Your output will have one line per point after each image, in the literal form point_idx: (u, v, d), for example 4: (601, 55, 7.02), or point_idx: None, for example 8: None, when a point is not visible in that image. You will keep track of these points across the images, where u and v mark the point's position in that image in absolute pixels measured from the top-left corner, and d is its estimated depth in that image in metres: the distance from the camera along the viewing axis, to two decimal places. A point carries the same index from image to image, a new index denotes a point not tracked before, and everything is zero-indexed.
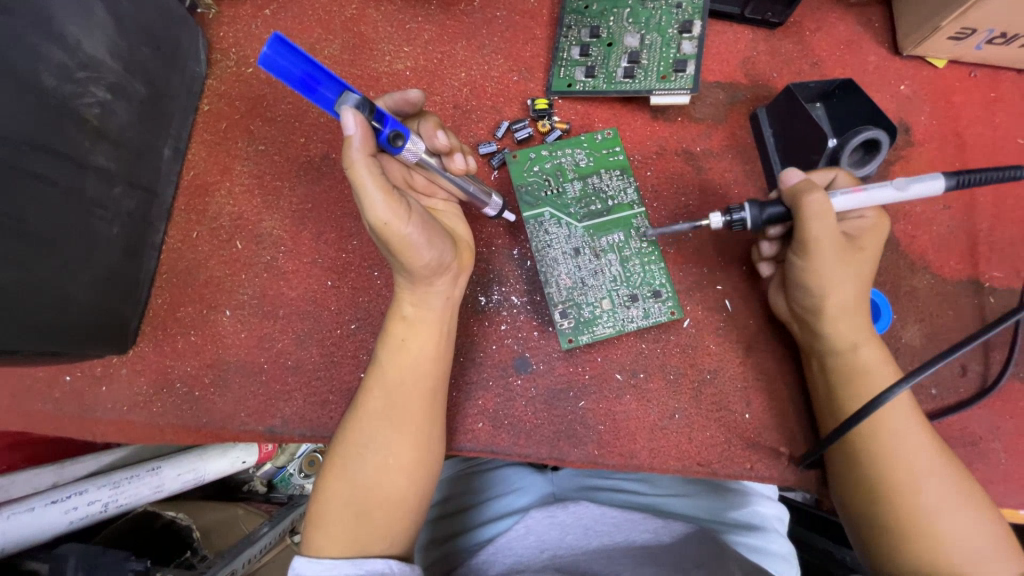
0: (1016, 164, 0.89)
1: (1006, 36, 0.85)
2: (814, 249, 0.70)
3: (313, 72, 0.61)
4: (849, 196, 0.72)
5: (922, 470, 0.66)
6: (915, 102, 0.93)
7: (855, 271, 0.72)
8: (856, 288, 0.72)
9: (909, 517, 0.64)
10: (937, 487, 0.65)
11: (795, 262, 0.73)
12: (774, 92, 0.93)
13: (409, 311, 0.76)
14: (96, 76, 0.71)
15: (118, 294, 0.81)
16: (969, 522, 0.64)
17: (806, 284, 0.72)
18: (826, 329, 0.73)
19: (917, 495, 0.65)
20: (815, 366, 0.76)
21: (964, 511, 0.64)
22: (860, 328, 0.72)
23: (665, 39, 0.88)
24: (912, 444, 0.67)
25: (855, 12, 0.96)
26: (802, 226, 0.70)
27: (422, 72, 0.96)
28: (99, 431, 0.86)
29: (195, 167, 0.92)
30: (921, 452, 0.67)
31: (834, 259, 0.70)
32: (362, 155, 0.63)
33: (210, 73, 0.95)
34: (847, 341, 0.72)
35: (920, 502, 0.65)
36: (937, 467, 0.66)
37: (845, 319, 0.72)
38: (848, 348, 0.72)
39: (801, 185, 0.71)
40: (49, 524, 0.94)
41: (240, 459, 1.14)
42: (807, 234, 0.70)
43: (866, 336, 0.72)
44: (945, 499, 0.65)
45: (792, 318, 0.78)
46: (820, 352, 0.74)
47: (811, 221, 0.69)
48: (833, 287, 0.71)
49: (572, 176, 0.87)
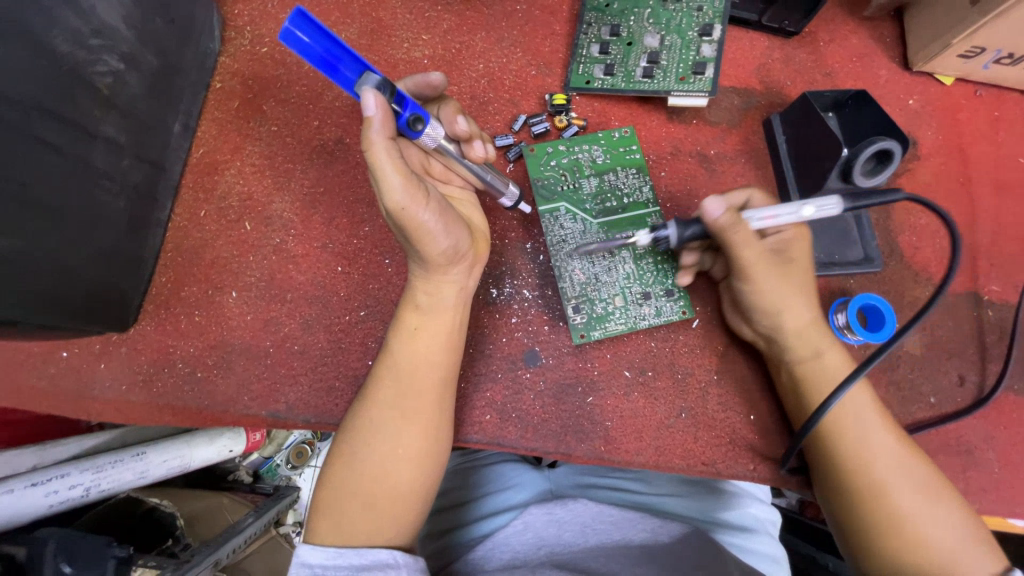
0: (1018, 183, 0.92)
1: (1013, 57, 0.87)
2: (753, 273, 0.72)
3: (333, 50, 0.61)
4: (761, 223, 0.74)
5: (893, 476, 0.67)
6: (923, 117, 0.95)
7: (799, 285, 0.74)
8: (806, 304, 0.74)
9: (881, 518, 0.66)
10: (911, 489, 0.66)
11: (741, 288, 0.75)
12: (788, 100, 0.95)
13: (422, 299, 0.75)
14: (109, 44, 0.69)
15: (119, 270, 0.79)
16: (942, 522, 0.65)
17: (759, 305, 0.74)
18: (789, 339, 0.74)
19: (889, 500, 0.66)
20: (784, 377, 0.77)
21: (941, 510, 0.66)
22: (820, 335, 0.74)
23: (685, 41, 0.89)
24: (879, 450, 0.68)
25: (868, 26, 0.98)
26: (733, 254, 0.72)
27: (440, 61, 0.95)
28: (94, 410, 0.84)
29: (205, 144, 0.91)
30: (889, 456, 0.68)
31: (773, 278, 0.73)
32: (382, 137, 0.62)
33: (223, 50, 0.93)
34: (809, 350, 0.74)
35: (893, 507, 0.66)
36: (909, 470, 0.68)
37: (807, 329, 0.74)
38: (810, 357, 0.74)
39: (725, 220, 0.70)
40: (27, 507, 0.91)
41: (226, 446, 1.12)
42: (739, 258, 0.72)
43: (828, 339, 0.74)
44: (919, 501, 0.66)
45: (756, 338, 0.79)
46: (787, 362, 0.76)
47: (741, 250, 0.71)
48: (786, 304, 0.73)
49: (589, 172, 0.87)
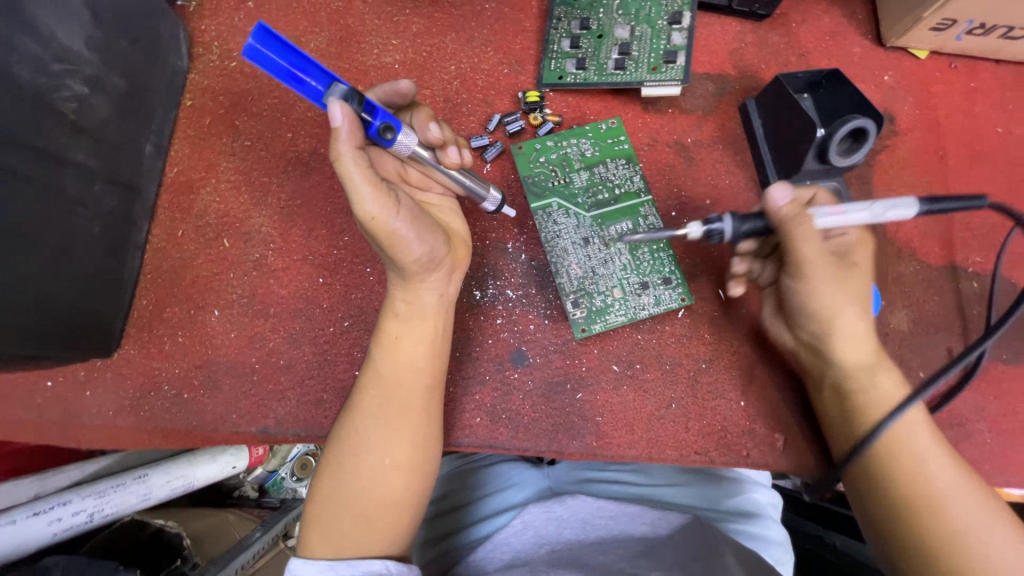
0: (997, 152, 0.91)
1: (984, 27, 0.87)
2: (806, 270, 0.69)
3: (301, 64, 0.61)
4: (829, 218, 0.71)
5: (945, 488, 0.63)
6: (899, 92, 0.94)
7: (856, 291, 0.71)
8: (862, 311, 0.71)
9: (939, 536, 0.61)
10: (967, 504, 0.62)
11: (792, 288, 0.72)
12: (762, 84, 0.94)
13: (401, 307, 0.74)
14: (72, 68, 0.68)
15: (100, 294, 0.78)
16: (1002, 540, 0.61)
17: (807, 309, 0.71)
18: (836, 351, 0.71)
19: (941, 514, 0.62)
20: (827, 394, 0.73)
21: (998, 525, 0.61)
22: (872, 353, 0.71)
23: (655, 31, 0.88)
24: (929, 460, 0.66)
25: (839, 4, 0.98)
26: (792, 250, 0.69)
27: (411, 65, 0.95)
28: (82, 438, 0.83)
29: (179, 163, 0.90)
30: (940, 465, 0.65)
31: (828, 280, 0.70)
32: (349, 147, 0.61)
33: (191, 67, 0.93)
34: (862, 366, 0.71)
35: (946, 517, 0.62)
36: (961, 481, 0.64)
37: (859, 341, 0.71)
38: (862, 374, 0.70)
39: (789, 210, 0.68)
40: (32, 536, 0.91)
41: (230, 463, 1.11)
42: (799, 253, 0.69)
43: (877, 356, 0.71)
44: (975, 512, 0.62)
45: (797, 346, 0.77)
46: (830, 377, 0.73)
47: (802, 245, 0.68)
48: (841, 309, 0.70)
49: (579, 166, 0.87)
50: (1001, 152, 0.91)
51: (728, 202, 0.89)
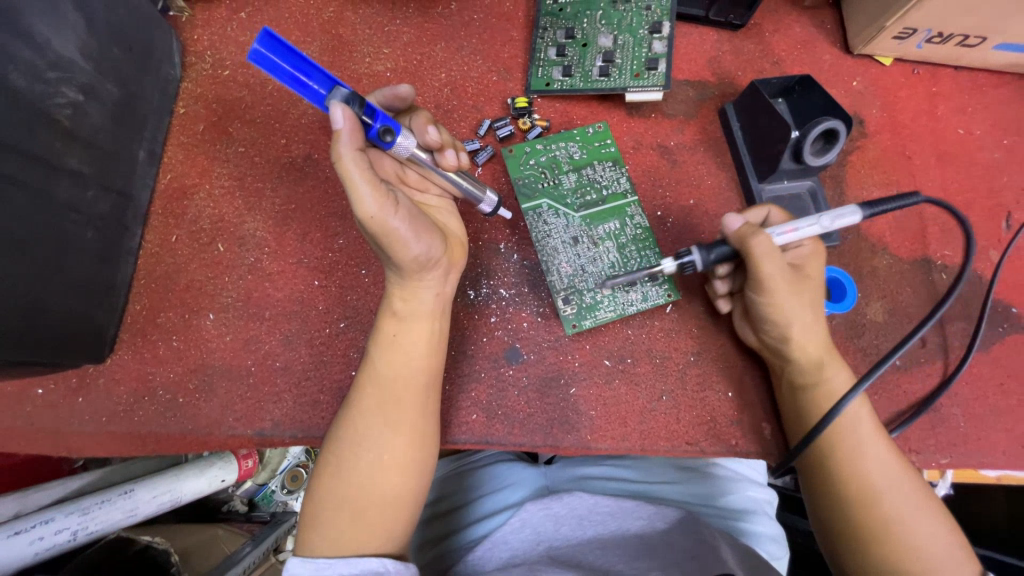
0: (960, 152, 0.97)
1: (943, 35, 0.93)
2: (769, 286, 0.73)
3: (303, 67, 0.63)
4: (783, 237, 0.76)
5: (884, 482, 0.69)
6: (867, 97, 1.00)
7: (808, 301, 0.74)
8: (813, 317, 0.74)
9: (874, 523, 0.67)
10: (901, 496, 0.68)
11: (756, 301, 0.75)
12: (739, 90, 0.99)
13: (399, 306, 0.76)
14: (67, 76, 0.69)
15: (93, 301, 0.78)
16: (926, 529, 0.67)
17: (770, 318, 0.74)
18: (793, 352, 0.75)
19: (882, 505, 0.68)
20: (784, 386, 0.78)
21: (923, 515, 0.67)
22: (824, 348, 0.75)
23: (637, 39, 0.93)
24: (874, 458, 0.70)
25: (809, 14, 1.03)
26: (755, 267, 0.72)
27: (402, 73, 0.97)
28: (74, 446, 0.82)
29: (172, 170, 0.91)
30: (881, 463, 0.70)
31: (790, 292, 0.73)
32: (351, 149, 0.63)
33: (184, 76, 0.94)
34: (814, 361, 0.75)
35: (882, 510, 0.67)
36: (895, 476, 0.69)
37: (812, 342, 0.74)
38: (811, 368, 0.75)
39: (745, 230, 0.74)
40: (11, 557, 0.87)
41: (218, 477, 1.10)
42: (760, 271, 0.72)
43: (829, 354, 0.75)
44: (907, 504, 0.68)
45: (761, 345, 0.80)
46: (788, 371, 0.77)
47: (762, 262, 0.72)
48: (797, 317, 0.73)
49: (567, 169, 0.90)
50: (964, 152, 0.97)
51: (711, 201, 0.93)
